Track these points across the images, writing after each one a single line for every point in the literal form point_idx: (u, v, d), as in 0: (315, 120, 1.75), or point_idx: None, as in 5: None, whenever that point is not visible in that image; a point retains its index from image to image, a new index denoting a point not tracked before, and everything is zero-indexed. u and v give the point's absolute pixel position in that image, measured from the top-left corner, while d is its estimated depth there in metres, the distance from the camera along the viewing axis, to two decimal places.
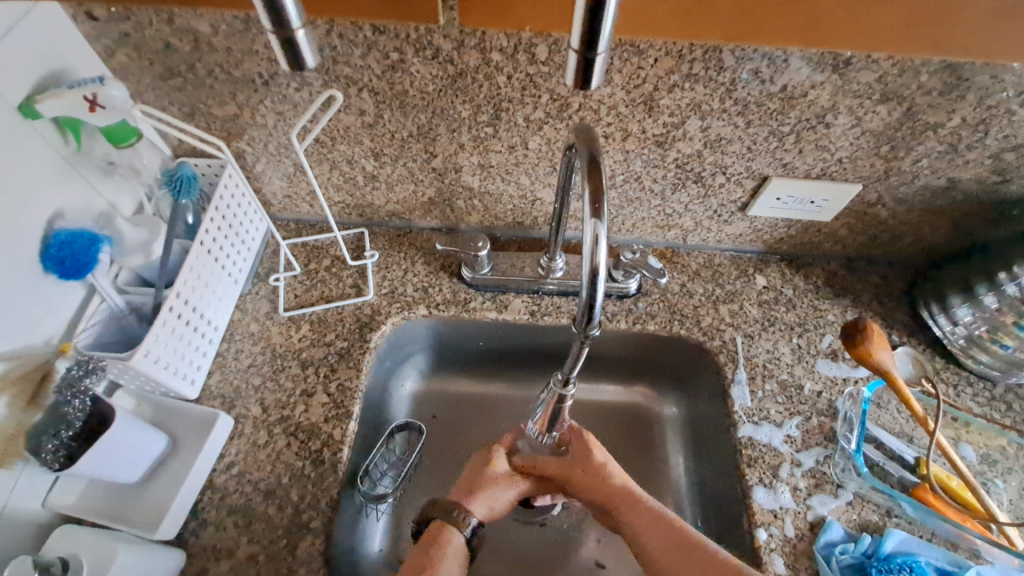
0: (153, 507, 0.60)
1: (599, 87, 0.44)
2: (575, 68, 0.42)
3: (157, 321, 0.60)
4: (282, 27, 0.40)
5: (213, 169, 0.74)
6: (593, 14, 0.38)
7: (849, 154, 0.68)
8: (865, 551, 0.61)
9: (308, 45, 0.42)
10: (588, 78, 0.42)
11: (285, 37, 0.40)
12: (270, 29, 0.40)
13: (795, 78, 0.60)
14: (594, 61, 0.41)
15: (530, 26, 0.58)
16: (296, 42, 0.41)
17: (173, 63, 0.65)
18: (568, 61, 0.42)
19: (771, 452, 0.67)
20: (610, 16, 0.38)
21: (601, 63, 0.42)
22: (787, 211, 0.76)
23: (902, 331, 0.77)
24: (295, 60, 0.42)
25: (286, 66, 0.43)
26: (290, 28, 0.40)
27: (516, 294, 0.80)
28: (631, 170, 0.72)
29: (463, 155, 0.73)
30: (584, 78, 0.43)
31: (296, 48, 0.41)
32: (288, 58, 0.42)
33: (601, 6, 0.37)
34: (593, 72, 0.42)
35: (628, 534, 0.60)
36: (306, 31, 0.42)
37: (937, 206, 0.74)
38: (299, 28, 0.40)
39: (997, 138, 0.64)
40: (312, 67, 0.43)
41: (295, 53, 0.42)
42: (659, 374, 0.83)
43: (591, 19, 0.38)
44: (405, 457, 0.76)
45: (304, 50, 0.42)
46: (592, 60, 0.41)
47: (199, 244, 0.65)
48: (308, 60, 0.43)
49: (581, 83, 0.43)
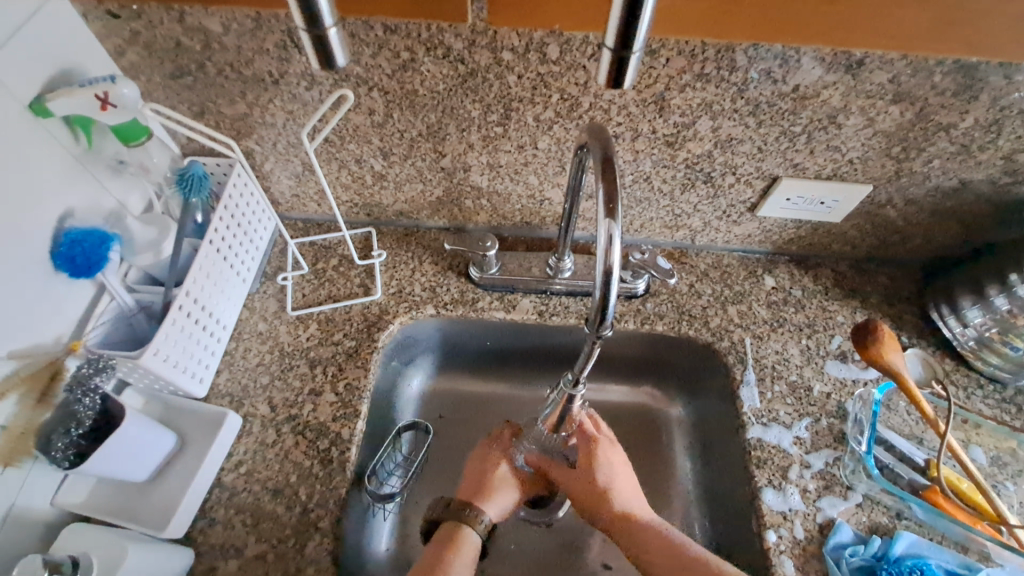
0: (161, 506, 0.60)
1: (631, 86, 0.43)
2: (607, 68, 0.42)
3: (166, 320, 0.60)
4: (314, 26, 0.40)
5: (222, 168, 0.74)
6: (631, 15, 0.38)
7: (860, 154, 0.68)
8: (876, 553, 0.60)
9: (339, 44, 0.42)
10: (621, 77, 0.42)
11: (317, 36, 0.40)
12: (302, 27, 0.40)
13: (807, 79, 0.60)
14: (628, 60, 0.41)
15: (556, 25, 0.58)
16: (328, 41, 0.41)
17: (183, 61, 0.65)
18: (601, 60, 0.42)
19: (780, 453, 0.67)
20: (647, 17, 0.38)
21: (635, 63, 0.41)
22: (797, 212, 0.76)
23: (911, 333, 0.77)
24: (327, 59, 0.42)
25: (316, 65, 0.43)
26: (322, 26, 0.40)
27: (524, 294, 0.80)
28: (641, 170, 0.72)
29: (473, 154, 0.72)
30: (616, 77, 0.42)
31: (329, 47, 0.41)
32: (319, 56, 0.42)
33: (636, 5, 0.37)
34: (626, 73, 0.42)
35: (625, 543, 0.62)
36: (338, 29, 0.41)
37: (948, 207, 0.73)
38: (331, 27, 0.40)
39: (1010, 139, 0.64)
40: (343, 66, 0.43)
41: (326, 53, 0.42)
42: (667, 375, 0.83)
43: (627, 19, 0.38)
44: (412, 456, 0.75)
45: (336, 49, 0.42)
46: (625, 59, 0.41)
47: (208, 244, 0.65)
48: (339, 59, 0.42)
49: (613, 82, 0.43)
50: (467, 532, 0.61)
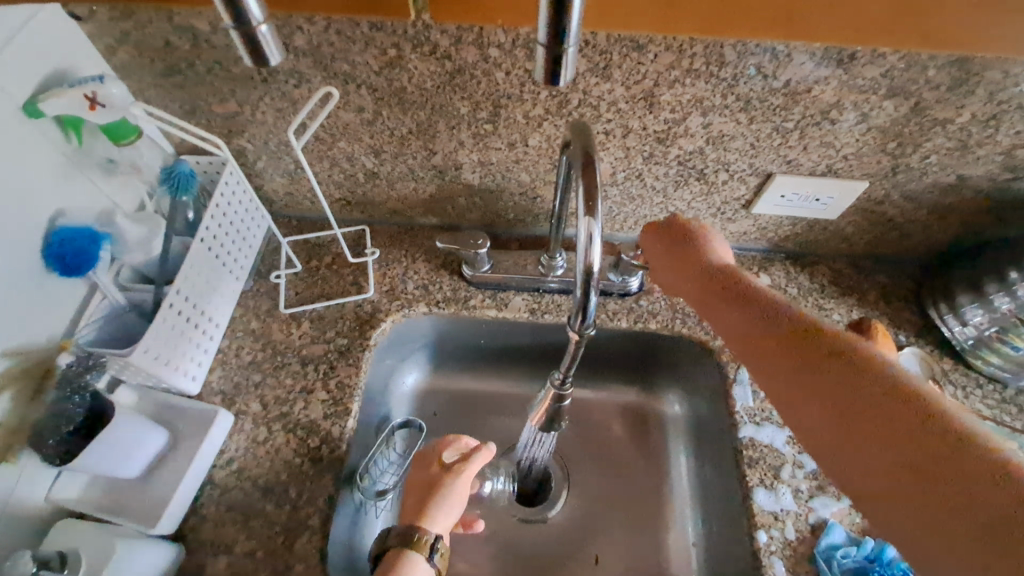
0: (153, 502, 0.61)
1: (569, 82, 0.43)
2: (542, 64, 0.42)
3: (157, 317, 0.61)
4: (243, 23, 0.40)
5: (214, 166, 0.74)
6: (559, 11, 0.38)
7: (855, 150, 0.66)
8: (868, 555, 0.60)
9: (270, 40, 0.42)
10: (557, 73, 0.42)
11: (246, 33, 0.40)
12: (230, 24, 0.40)
13: (799, 74, 0.59)
14: (562, 56, 0.41)
15: (501, 19, 0.57)
16: (257, 37, 0.41)
17: (173, 61, 0.65)
18: (536, 56, 0.42)
19: (773, 453, 0.66)
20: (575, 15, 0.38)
21: (570, 58, 0.41)
22: (792, 209, 0.75)
23: (910, 331, 0.76)
24: (259, 55, 0.42)
25: (250, 62, 0.44)
26: (250, 24, 0.40)
27: (516, 292, 0.80)
28: (633, 167, 0.71)
29: (463, 152, 0.72)
30: (553, 74, 0.42)
31: (260, 45, 0.42)
32: (252, 55, 0.42)
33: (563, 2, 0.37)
34: (562, 68, 0.42)
35: (755, 325, 0.52)
36: (268, 25, 0.41)
37: (947, 203, 0.72)
38: (260, 24, 0.40)
39: (1009, 134, 0.62)
40: (276, 62, 0.43)
41: (257, 49, 0.42)
42: (662, 374, 0.82)
43: (558, 15, 0.38)
44: (405, 455, 0.76)
45: (268, 47, 0.42)
46: (559, 55, 0.41)
47: (199, 242, 0.66)
48: (271, 55, 0.43)
49: (550, 78, 0.43)
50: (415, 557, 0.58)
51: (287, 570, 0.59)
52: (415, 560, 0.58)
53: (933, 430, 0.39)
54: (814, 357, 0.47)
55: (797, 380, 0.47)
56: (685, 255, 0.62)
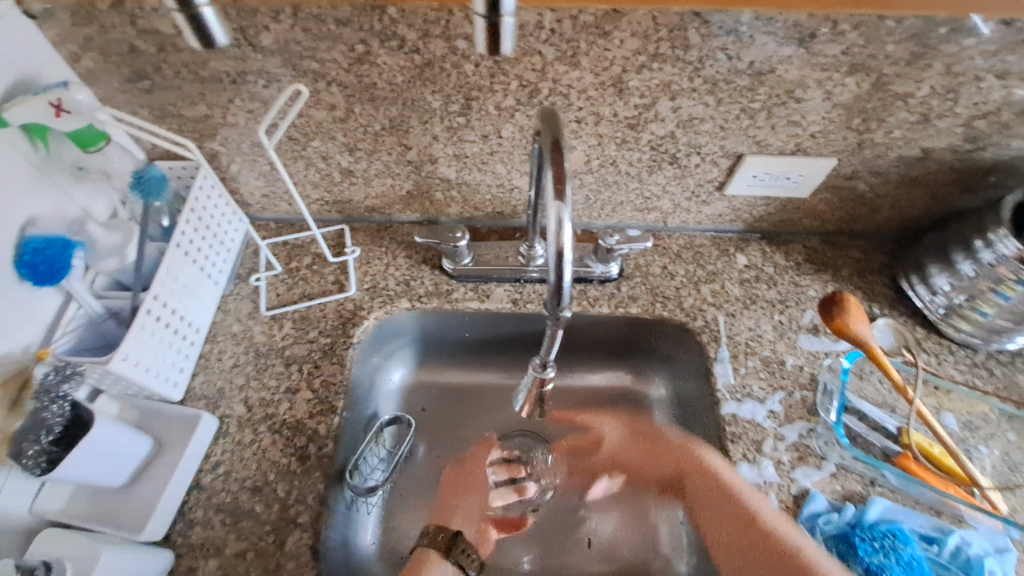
0: (139, 508, 0.60)
1: (513, 52, 0.44)
2: (483, 33, 0.42)
3: (135, 323, 0.60)
4: (186, 4, 0.40)
5: (188, 170, 0.74)
6: None
7: (821, 128, 0.68)
8: (849, 521, 0.61)
9: (217, 23, 0.42)
10: (499, 41, 0.42)
11: (190, 15, 0.41)
12: (174, 7, 0.40)
13: (762, 54, 0.60)
14: (500, 24, 0.41)
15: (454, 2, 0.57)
16: (201, 19, 0.41)
17: (140, 65, 0.64)
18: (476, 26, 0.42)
19: (754, 428, 0.68)
20: None
21: (508, 27, 0.42)
22: (764, 189, 0.76)
23: (883, 303, 0.78)
24: (207, 39, 0.43)
25: (198, 46, 0.44)
26: (194, 5, 0.40)
27: (498, 284, 0.80)
28: (607, 154, 0.72)
29: (438, 146, 0.72)
30: (494, 42, 0.43)
31: (204, 26, 0.42)
32: (199, 38, 0.43)
33: None
34: (503, 37, 0.42)
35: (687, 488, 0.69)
36: (213, 8, 0.42)
37: (913, 176, 0.74)
38: (204, 6, 0.41)
39: (968, 106, 0.64)
40: (224, 45, 0.43)
41: (203, 31, 0.42)
42: (646, 358, 0.83)
43: None
44: (394, 450, 0.77)
45: (214, 29, 0.42)
46: (498, 24, 0.41)
47: (174, 248, 0.66)
48: (218, 38, 0.43)
49: (492, 49, 0.43)
50: (439, 556, 0.61)
51: (279, 570, 0.59)
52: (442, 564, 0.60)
53: (775, 547, 0.58)
54: (744, 544, 0.61)
55: (717, 510, 0.64)
56: (578, 444, 0.78)
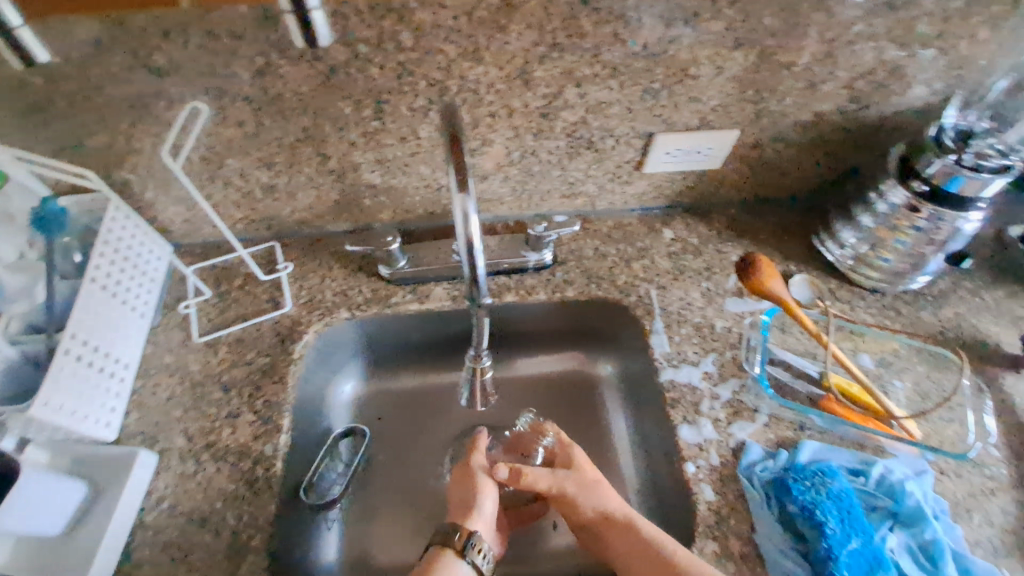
0: (81, 555, 0.57)
1: (327, 43, 0.57)
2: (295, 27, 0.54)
3: (52, 366, 0.56)
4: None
5: (98, 203, 0.71)
6: None
7: (719, 101, 0.72)
8: (783, 466, 0.65)
9: (35, 47, 0.53)
10: (313, 37, 0.56)
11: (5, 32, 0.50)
12: None
13: (652, 36, 0.63)
14: (311, 20, 0.54)
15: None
16: (17, 38, 0.51)
17: (29, 98, 0.62)
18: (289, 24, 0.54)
19: (691, 391, 0.71)
20: None
21: (317, 18, 0.54)
22: (679, 164, 0.80)
23: (800, 261, 0.83)
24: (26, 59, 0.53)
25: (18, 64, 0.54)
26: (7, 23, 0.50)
27: (437, 283, 0.81)
28: (525, 145, 0.74)
29: (357, 152, 0.72)
30: (309, 38, 0.56)
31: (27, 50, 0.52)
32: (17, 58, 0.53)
33: None
34: (315, 32, 0.55)
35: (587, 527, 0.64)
36: (29, 31, 0.52)
37: (811, 139, 0.79)
38: (19, 26, 0.51)
39: (846, 69, 0.69)
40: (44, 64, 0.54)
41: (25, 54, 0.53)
42: (590, 339, 0.86)
43: None
44: (351, 463, 0.76)
45: (38, 56, 0.53)
46: (307, 16, 0.53)
47: (90, 282, 0.63)
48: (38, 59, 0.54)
49: (309, 42, 0.56)
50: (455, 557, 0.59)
51: None
52: (454, 562, 0.58)
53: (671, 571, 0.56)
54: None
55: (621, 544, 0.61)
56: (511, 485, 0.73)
